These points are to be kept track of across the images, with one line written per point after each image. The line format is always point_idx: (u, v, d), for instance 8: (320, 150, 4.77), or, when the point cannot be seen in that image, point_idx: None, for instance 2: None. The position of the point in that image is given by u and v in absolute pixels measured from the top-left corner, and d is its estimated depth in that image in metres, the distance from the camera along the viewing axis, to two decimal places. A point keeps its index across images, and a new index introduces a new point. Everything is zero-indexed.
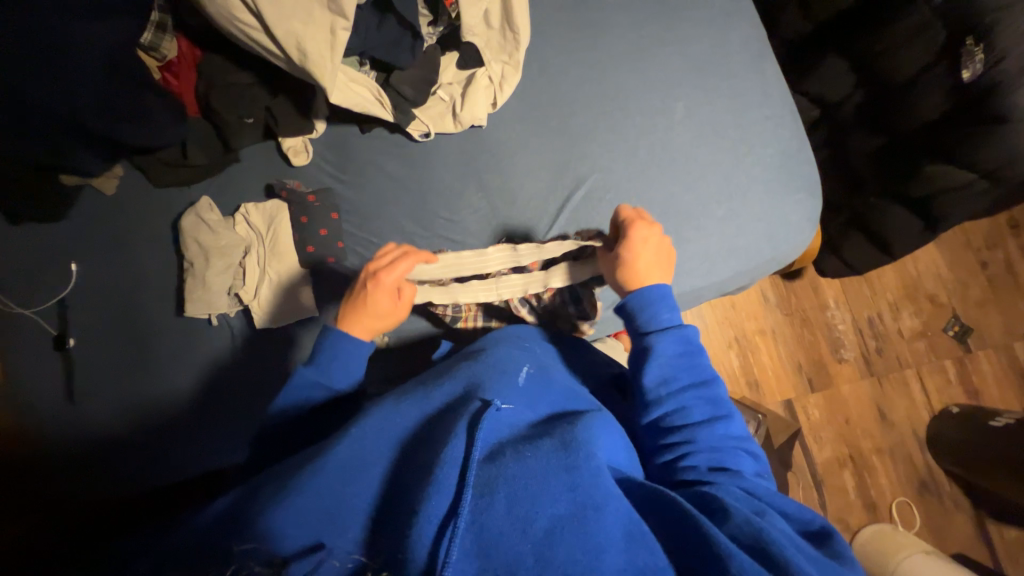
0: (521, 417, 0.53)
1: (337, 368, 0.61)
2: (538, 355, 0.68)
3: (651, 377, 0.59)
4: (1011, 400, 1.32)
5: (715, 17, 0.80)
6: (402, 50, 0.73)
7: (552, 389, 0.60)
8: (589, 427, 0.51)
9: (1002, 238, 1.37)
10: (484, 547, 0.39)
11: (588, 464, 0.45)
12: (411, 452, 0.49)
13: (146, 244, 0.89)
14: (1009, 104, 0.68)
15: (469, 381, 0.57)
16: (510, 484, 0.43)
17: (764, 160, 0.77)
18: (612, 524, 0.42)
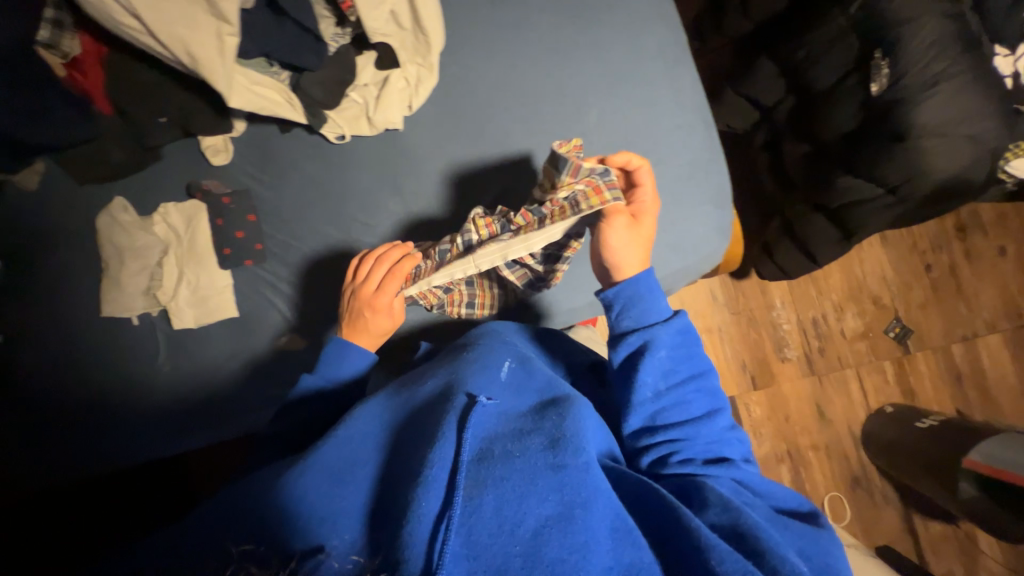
0: (509, 411, 0.55)
1: (337, 373, 0.68)
2: (520, 347, 0.69)
3: (643, 373, 0.60)
4: (944, 400, 1.35)
5: (633, 22, 0.79)
6: (306, 52, 0.71)
7: (535, 379, 0.62)
8: (577, 419, 0.52)
9: (947, 242, 1.38)
10: (477, 548, 0.42)
11: (575, 460, 0.47)
12: (397, 453, 0.52)
13: (44, 236, 0.85)
14: (909, 120, 0.68)
15: (452, 378, 0.59)
16: (497, 486, 0.45)
17: (674, 170, 0.78)
18: (597, 520, 0.44)
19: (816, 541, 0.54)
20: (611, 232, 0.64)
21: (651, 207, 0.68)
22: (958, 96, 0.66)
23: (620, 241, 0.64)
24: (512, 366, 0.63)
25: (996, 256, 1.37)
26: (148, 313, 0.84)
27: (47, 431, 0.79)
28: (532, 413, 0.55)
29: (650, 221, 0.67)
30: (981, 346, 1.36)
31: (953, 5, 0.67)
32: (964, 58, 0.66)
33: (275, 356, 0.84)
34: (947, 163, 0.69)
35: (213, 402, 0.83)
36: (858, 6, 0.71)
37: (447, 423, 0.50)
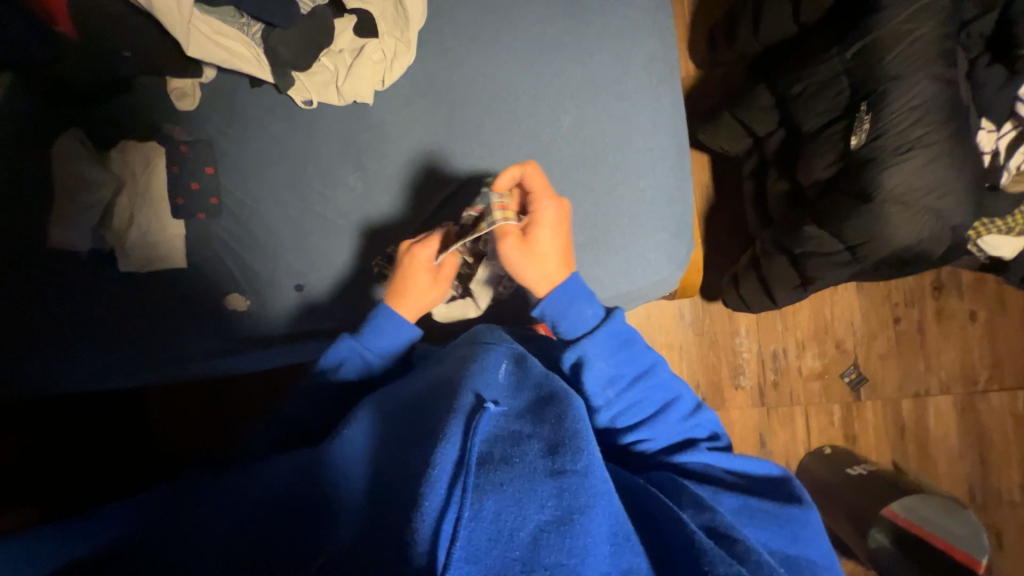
0: (511, 412, 0.50)
1: (382, 341, 0.66)
2: (515, 345, 0.61)
3: (586, 376, 0.60)
4: (883, 450, 1.38)
5: (625, 29, 0.76)
6: (273, 8, 0.70)
7: (535, 373, 0.56)
8: (578, 422, 0.49)
9: (921, 298, 1.37)
10: (475, 554, 0.38)
11: (575, 467, 0.44)
12: (390, 460, 0.48)
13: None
14: (877, 181, 0.66)
15: (451, 375, 0.54)
16: (496, 491, 0.41)
17: (637, 193, 0.76)
18: (599, 526, 0.42)
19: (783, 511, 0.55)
20: (503, 258, 0.62)
21: (548, 216, 0.63)
22: (931, 167, 0.64)
23: (518, 268, 0.63)
24: (511, 364, 0.58)
25: (965, 320, 1.37)
26: (97, 250, 0.84)
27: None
28: (532, 412, 0.51)
29: (547, 233, 0.63)
30: (931, 404, 1.38)
31: (945, 69, 0.64)
32: (946, 128, 0.64)
33: (217, 312, 0.85)
34: (905, 234, 0.67)
35: (150, 348, 0.84)
36: (853, 51, 0.69)
37: (451, 424, 0.46)
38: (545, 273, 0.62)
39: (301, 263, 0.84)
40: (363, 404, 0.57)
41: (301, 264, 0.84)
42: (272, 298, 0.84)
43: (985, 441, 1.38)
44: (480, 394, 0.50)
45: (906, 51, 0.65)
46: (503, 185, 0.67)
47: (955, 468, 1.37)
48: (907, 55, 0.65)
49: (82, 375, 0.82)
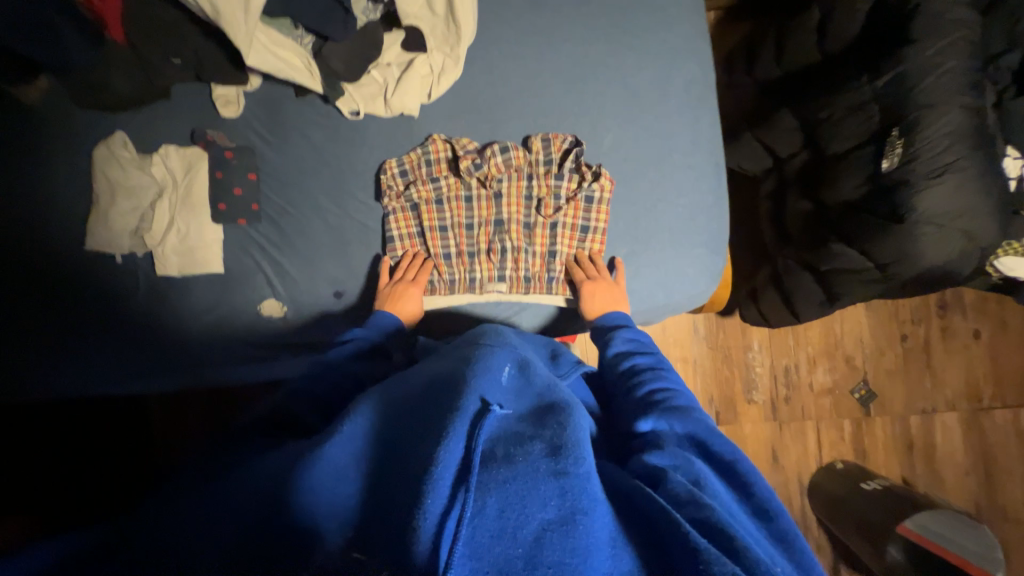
0: (513, 412, 0.46)
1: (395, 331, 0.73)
2: (523, 351, 0.58)
3: (626, 354, 0.66)
4: (892, 466, 1.40)
5: (663, 53, 0.80)
6: (334, 22, 0.70)
7: (539, 380, 0.52)
8: (581, 425, 0.45)
9: (927, 316, 1.41)
10: (478, 551, 0.35)
11: (578, 469, 0.40)
12: (388, 451, 0.44)
13: (41, 160, 0.84)
14: (911, 202, 0.70)
15: (454, 372, 0.50)
16: (500, 488, 0.38)
17: (676, 209, 0.79)
18: (601, 529, 0.38)
19: (794, 545, 0.43)
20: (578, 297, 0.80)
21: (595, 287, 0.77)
22: (960, 190, 0.68)
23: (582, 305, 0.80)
24: (515, 367, 0.54)
25: (969, 339, 1.42)
26: (131, 253, 0.84)
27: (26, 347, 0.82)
28: (533, 415, 0.47)
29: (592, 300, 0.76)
30: (937, 421, 1.41)
31: (976, 100, 0.68)
32: (975, 154, 0.68)
33: (253, 319, 0.85)
34: (938, 253, 0.71)
35: (187, 354, 0.84)
36: (886, 80, 0.73)
37: (454, 421, 0.42)
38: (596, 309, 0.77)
39: (341, 271, 0.84)
40: (365, 396, 0.50)
41: (341, 272, 0.84)
42: (310, 306, 0.84)
43: (990, 458, 1.41)
44: (485, 395, 0.46)
45: (934, 82, 0.69)
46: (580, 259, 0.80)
47: (962, 484, 1.40)
48: (937, 85, 0.69)
49: (124, 374, 0.84)
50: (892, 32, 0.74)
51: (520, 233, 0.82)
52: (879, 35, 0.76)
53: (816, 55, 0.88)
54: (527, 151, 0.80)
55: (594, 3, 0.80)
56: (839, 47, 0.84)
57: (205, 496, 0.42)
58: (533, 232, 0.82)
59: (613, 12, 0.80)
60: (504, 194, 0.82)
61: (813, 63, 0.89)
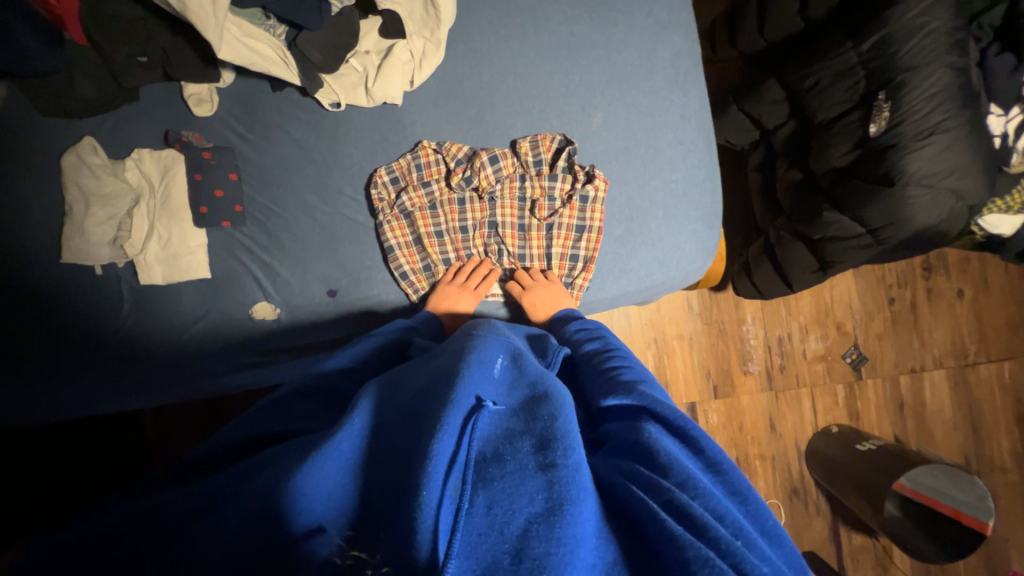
0: (505, 411, 0.49)
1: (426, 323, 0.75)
2: (515, 343, 0.63)
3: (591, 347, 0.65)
4: (884, 425, 1.44)
5: (648, 27, 0.79)
6: (307, 10, 0.67)
7: (530, 371, 0.56)
8: (569, 416, 0.48)
9: (913, 278, 1.44)
10: (468, 547, 0.36)
11: (566, 461, 0.42)
12: (388, 449, 0.45)
13: (7, 172, 0.80)
14: (899, 165, 0.71)
15: (447, 368, 0.52)
16: (489, 485, 0.40)
17: (669, 185, 0.79)
18: (588, 520, 0.39)
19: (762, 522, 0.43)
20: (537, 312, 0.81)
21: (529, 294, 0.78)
22: (946, 152, 0.69)
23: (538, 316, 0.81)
24: (507, 361, 0.57)
25: (953, 298, 1.45)
26: (112, 263, 0.81)
27: (5, 368, 0.78)
28: (524, 410, 0.50)
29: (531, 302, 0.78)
30: (926, 379, 1.45)
31: (960, 59, 0.69)
32: (961, 114, 0.68)
33: (245, 323, 0.83)
34: (927, 214, 0.72)
35: (179, 365, 0.82)
36: (871, 44, 0.73)
37: (450, 415, 0.44)
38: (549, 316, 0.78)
39: (333, 268, 0.82)
40: (366, 389, 0.52)
41: (332, 269, 0.82)
42: (305, 306, 0.82)
43: (976, 411, 1.46)
44: (479, 394, 0.49)
45: (919, 43, 0.69)
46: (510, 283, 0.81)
47: (951, 438, 1.45)
48: (922, 46, 0.69)
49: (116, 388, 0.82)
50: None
51: (515, 237, 0.81)
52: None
53: (800, 23, 0.87)
54: (515, 155, 0.79)
55: None
56: (825, 14, 0.83)
57: (215, 502, 0.41)
58: (528, 233, 0.81)
59: None
60: (496, 197, 0.80)
61: (796, 31, 0.88)
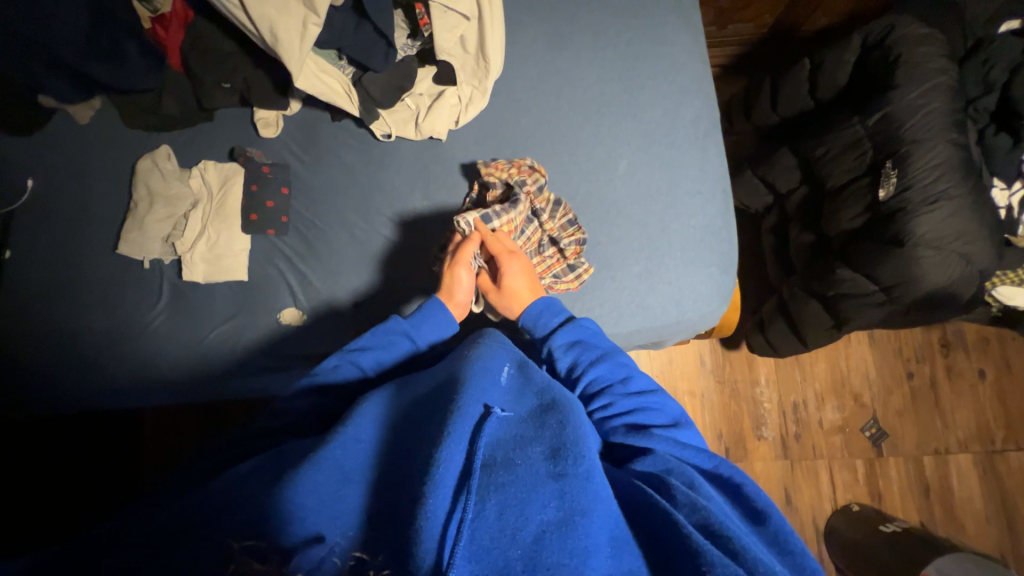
0: (513, 419, 0.51)
1: (426, 328, 0.70)
2: (520, 352, 0.64)
3: (588, 372, 0.63)
4: (909, 510, 1.35)
5: (671, 93, 0.88)
6: (376, 55, 0.77)
7: (537, 380, 0.57)
8: (578, 425, 0.49)
9: (931, 355, 1.42)
10: (479, 554, 0.38)
11: (576, 470, 0.44)
12: (399, 453, 0.47)
13: (87, 173, 0.89)
14: (909, 227, 0.74)
15: (455, 375, 0.54)
16: (499, 491, 0.42)
17: (687, 230, 0.84)
18: (599, 529, 0.41)
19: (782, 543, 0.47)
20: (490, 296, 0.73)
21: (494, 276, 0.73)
22: (954, 216, 0.73)
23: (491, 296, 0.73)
24: (514, 370, 0.59)
25: (974, 379, 1.42)
26: (160, 259, 0.87)
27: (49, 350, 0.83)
28: (533, 417, 0.51)
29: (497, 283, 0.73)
30: (952, 463, 1.38)
31: (960, 136, 0.75)
32: (964, 184, 0.73)
33: (273, 327, 0.86)
34: (939, 275, 0.74)
35: (204, 362, 0.85)
36: (876, 119, 0.80)
37: (456, 423, 0.46)
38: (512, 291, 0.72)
39: (363, 283, 0.86)
40: (370, 397, 0.55)
41: (362, 283, 0.86)
42: (330, 316, 0.86)
43: (1010, 503, 1.36)
44: (487, 402, 0.50)
45: (921, 120, 0.76)
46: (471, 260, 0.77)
47: (983, 530, 1.35)
48: (923, 123, 0.76)
49: (139, 382, 0.84)
50: (882, 75, 0.81)
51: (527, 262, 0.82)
52: (867, 81, 0.84)
53: (809, 101, 0.96)
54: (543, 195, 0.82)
55: (607, 48, 0.89)
56: (832, 95, 0.93)
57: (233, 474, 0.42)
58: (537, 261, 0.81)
59: (624, 56, 0.89)
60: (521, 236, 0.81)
61: (806, 107, 0.97)
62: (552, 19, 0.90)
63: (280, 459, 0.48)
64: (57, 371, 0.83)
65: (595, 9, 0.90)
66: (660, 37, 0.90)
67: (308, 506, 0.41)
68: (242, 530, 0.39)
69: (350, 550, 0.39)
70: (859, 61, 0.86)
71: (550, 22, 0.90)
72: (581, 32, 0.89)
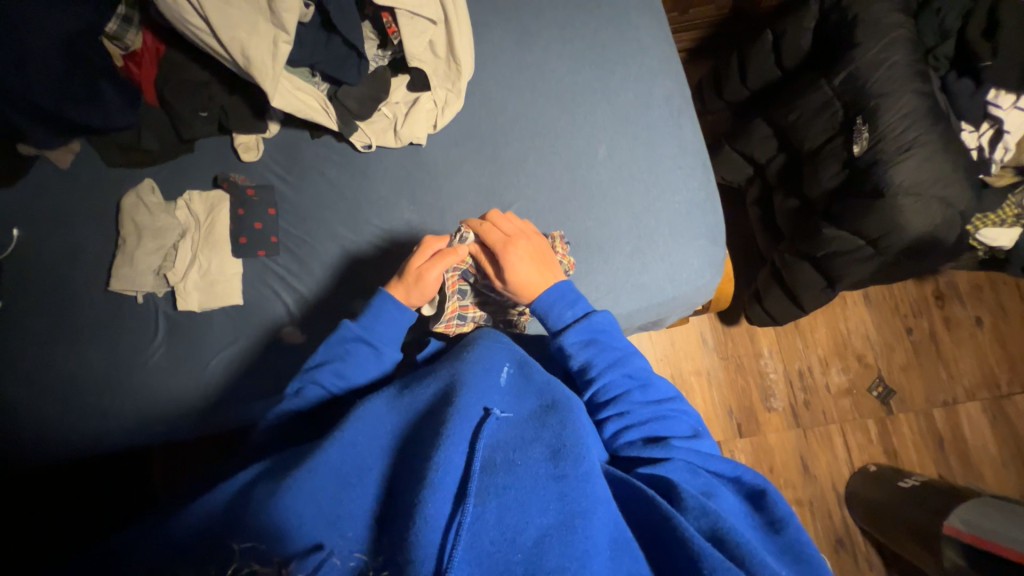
0: (513, 420, 0.53)
1: (382, 329, 0.70)
2: (518, 350, 0.67)
3: (602, 377, 0.62)
4: (926, 465, 1.36)
5: (641, 75, 0.90)
6: (348, 68, 0.79)
7: (536, 381, 0.61)
8: (577, 425, 0.52)
9: (927, 308, 1.44)
10: (480, 556, 0.40)
11: (576, 471, 0.46)
12: (404, 456, 0.49)
13: (73, 215, 0.90)
14: (888, 177, 0.76)
15: (454, 377, 0.56)
16: (500, 494, 0.44)
17: (672, 206, 0.85)
18: (599, 532, 0.43)
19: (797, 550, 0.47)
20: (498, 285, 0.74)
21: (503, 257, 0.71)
22: (928, 161, 0.75)
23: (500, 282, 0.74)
24: (513, 369, 0.62)
25: (973, 326, 1.44)
26: (153, 293, 0.87)
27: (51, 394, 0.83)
28: (534, 418, 0.54)
29: (510, 267, 0.71)
30: (962, 413, 1.39)
31: (925, 85, 0.77)
32: (934, 130, 0.75)
33: (274, 348, 0.86)
34: (922, 221, 0.76)
35: (208, 390, 0.85)
36: (841, 78, 0.83)
37: (455, 426, 0.48)
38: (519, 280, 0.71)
39: (359, 294, 0.86)
40: (371, 401, 0.56)
41: (359, 294, 0.86)
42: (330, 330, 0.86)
43: None
44: (487, 405, 0.53)
45: (884, 74, 0.78)
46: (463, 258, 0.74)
47: (1001, 476, 1.35)
48: (887, 76, 0.78)
49: (145, 416, 0.84)
50: (841, 35, 0.83)
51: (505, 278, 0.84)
52: (829, 42, 0.87)
53: (776, 70, 0.99)
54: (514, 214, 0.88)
55: (574, 38, 0.91)
56: (797, 62, 0.95)
57: None
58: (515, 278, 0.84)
59: (592, 45, 0.91)
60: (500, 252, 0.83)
61: (774, 77, 1.00)
62: (517, 16, 0.92)
63: (293, 466, 0.48)
64: (63, 416, 0.83)
65: (558, 3, 0.92)
66: (624, 23, 0.92)
67: (304, 513, 0.42)
68: (256, 536, 0.40)
69: (351, 551, 0.41)
70: (818, 26, 0.89)
71: (516, 20, 0.91)
72: (546, 25, 0.91)
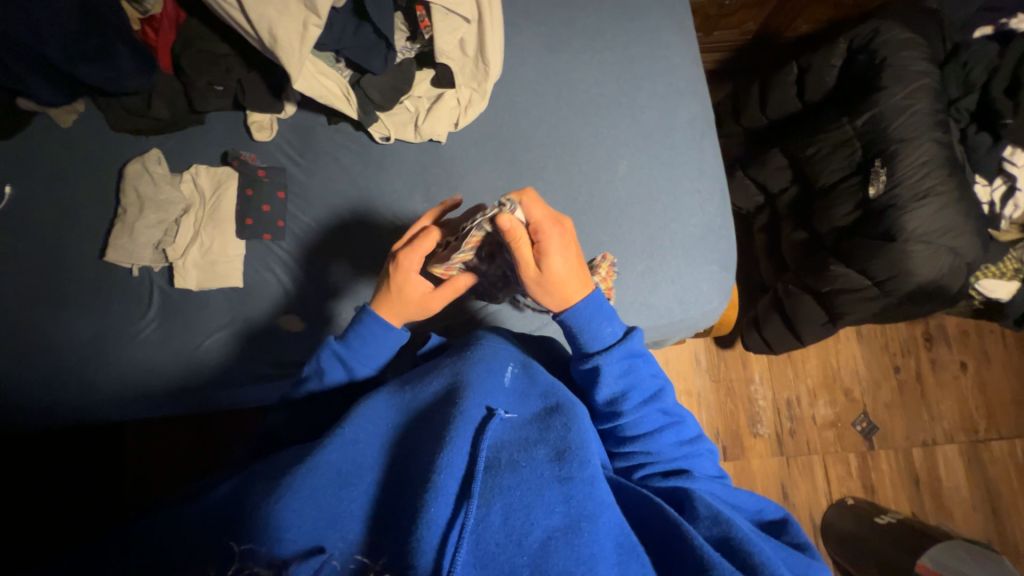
0: (516, 419, 0.53)
1: (363, 352, 0.64)
2: (520, 351, 0.66)
3: (632, 409, 0.60)
4: (901, 502, 1.38)
5: (668, 94, 0.90)
6: (374, 57, 0.77)
7: (540, 382, 0.59)
8: (582, 429, 0.50)
9: (915, 348, 1.47)
10: (484, 558, 0.40)
11: (581, 474, 0.45)
12: (404, 457, 0.48)
13: (72, 179, 0.86)
14: (900, 223, 0.77)
15: (457, 377, 0.55)
16: (504, 495, 0.43)
17: (687, 228, 0.85)
18: (604, 536, 0.43)
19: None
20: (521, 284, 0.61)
21: (554, 245, 0.57)
22: (941, 212, 0.76)
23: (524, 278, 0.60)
24: (517, 368, 0.61)
25: (957, 370, 1.47)
26: (149, 267, 0.84)
27: (35, 362, 0.80)
28: (538, 420, 0.53)
29: (558, 259, 0.58)
30: (939, 454, 1.42)
31: (943, 135, 0.78)
32: (950, 180, 0.77)
33: (270, 333, 0.84)
34: (928, 269, 0.78)
35: (196, 371, 0.82)
36: (863, 120, 0.83)
37: (457, 429, 0.47)
38: (564, 280, 0.59)
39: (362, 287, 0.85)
40: (373, 396, 0.55)
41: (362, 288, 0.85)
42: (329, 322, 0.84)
43: (994, 491, 1.41)
44: (489, 404, 0.52)
45: (906, 121, 0.80)
46: (505, 225, 0.56)
47: (971, 518, 1.39)
48: (909, 124, 0.79)
49: (128, 392, 0.81)
50: (867, 76, 0.85)
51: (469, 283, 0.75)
52: (857, 81, 0.88)
53: (797, 103, 0.99)
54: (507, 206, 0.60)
55: (603, 50, 0.90)
56: (820, 96, 0.95)
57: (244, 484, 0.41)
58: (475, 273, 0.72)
59: (621, 59, 0.90)
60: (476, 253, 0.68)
61: (794, 109, 1.00)
62: (550, 22, 0.91)
63: (288, 462, 0.47)
64: (43, 387, 0.80)
65: (591, 14, 0.91)
66: (655, 40, 0.92)
67: (303, 514, 0.42)
68: (255, 536, 0.40)
69: (350, 553, 0.41)
70: (847, 63, 0.90)
71: (548, 26, 0.91)
72: (577, 34, 0.91)
